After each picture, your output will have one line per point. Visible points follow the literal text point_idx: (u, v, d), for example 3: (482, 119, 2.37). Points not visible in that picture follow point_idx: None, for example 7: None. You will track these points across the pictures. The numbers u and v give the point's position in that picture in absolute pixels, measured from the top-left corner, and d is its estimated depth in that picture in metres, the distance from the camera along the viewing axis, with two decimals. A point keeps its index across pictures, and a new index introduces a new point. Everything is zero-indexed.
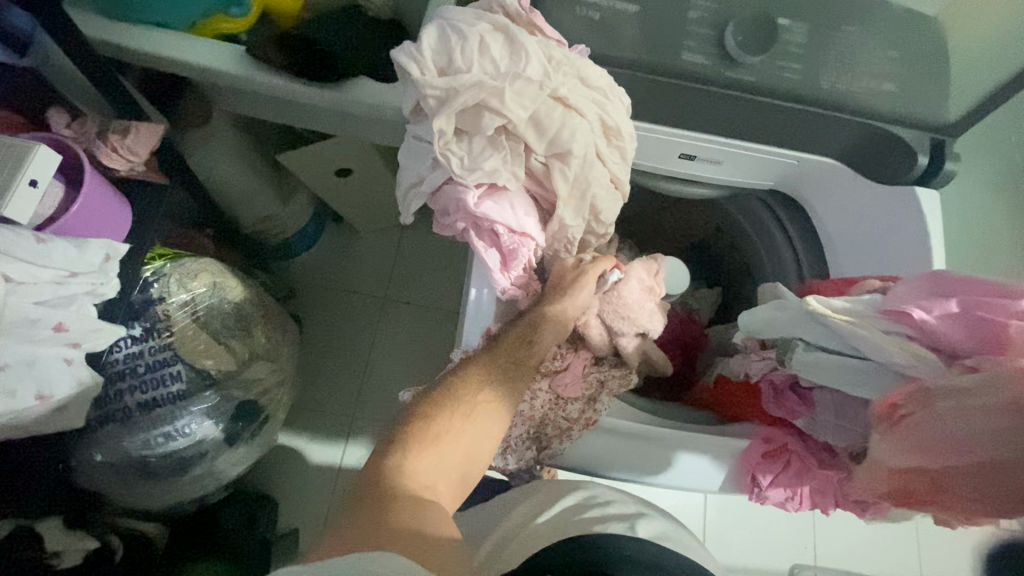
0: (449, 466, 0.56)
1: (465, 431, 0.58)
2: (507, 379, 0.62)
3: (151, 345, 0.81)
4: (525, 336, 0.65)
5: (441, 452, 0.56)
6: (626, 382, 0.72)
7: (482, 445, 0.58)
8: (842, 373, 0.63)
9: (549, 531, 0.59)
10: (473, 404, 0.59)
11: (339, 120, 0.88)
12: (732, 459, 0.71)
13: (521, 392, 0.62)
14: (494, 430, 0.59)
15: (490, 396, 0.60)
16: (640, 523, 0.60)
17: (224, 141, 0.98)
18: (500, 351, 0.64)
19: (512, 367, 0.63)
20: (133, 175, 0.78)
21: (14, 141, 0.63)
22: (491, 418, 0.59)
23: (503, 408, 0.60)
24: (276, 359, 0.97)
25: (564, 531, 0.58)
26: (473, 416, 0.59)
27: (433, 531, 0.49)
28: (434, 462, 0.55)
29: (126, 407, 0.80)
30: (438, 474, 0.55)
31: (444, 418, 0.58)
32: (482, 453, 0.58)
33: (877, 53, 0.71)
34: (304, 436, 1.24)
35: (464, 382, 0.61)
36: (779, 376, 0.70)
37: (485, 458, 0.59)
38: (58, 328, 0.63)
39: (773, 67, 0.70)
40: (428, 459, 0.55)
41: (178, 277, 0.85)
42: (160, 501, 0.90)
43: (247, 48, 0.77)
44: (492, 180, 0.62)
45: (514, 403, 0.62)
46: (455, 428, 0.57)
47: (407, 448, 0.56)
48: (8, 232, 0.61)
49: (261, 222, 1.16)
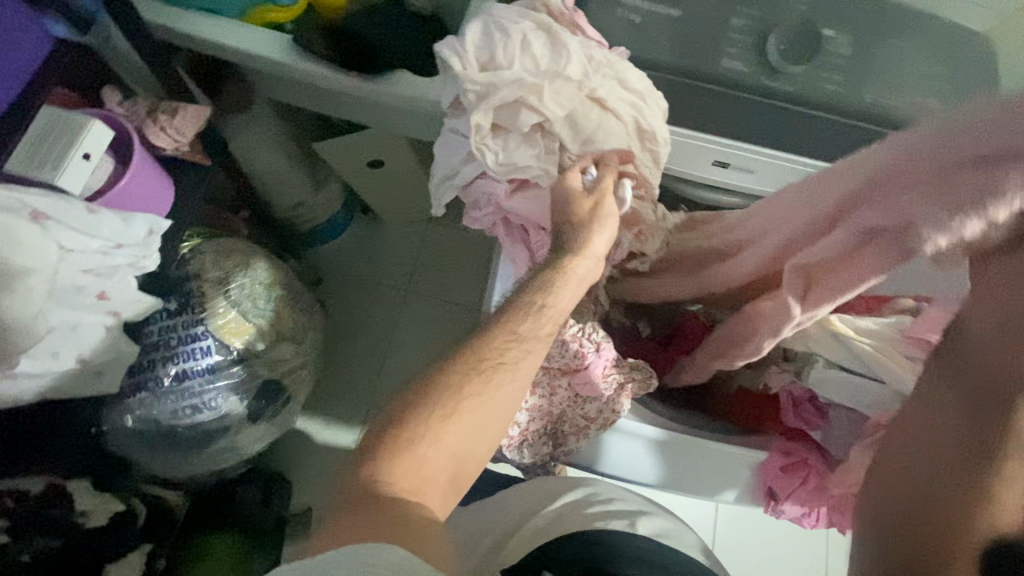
0: (431, 471, 0.54)
1: (450, 431, 0.55)
2: (495, 367, 0.58)
3: (184, 319, 0.84)
4: (536, 304, 0.60)
5: (420, 459, 0.54)
6: (646, 386, 0.67)
7: (475, 442, 0.57)
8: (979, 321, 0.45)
9: (548, 527, 0.60)
10: (459, 399, 0.56)
11: (376, 113, 0.90)
12: (749, 470, 0.73)
13: (527, 369, 0.58)
14: (493, 422, 0.58)
15: (479, 387, 0.57)
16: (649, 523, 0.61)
17: (264, 129, 1.02)
18: (490, 337, 0.59)
19: (512, 346, 0.58)
20: (178, 155, 0.83)
21: (71, 115, 0.66)
22: (485, 410, 0.56)
23: (494, 397, 0.57)
24: (302, 342, 0.99)
25: (562, 527, 0.60)
26: (457, 415, 0.55)
27: (421, 532, 0.49)
28: (422, 471, 0.53)
29: (158, 377, 0.82)
30: (425, 470, 0.54)
31: (419, 422, 0.54)
32: (471, 451, 0.57)
33: (920, 68, 0.70)
34: (322, 419, 1.26)
35: (477, 360, 0.58)
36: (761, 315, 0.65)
37: (478, 456, 0.58)
38: (102, 296, 0.66)
39: (814, 78, 0.70)
40: (405, 465, 0.53)
41: (213, 256, 0.89)
42: (185, 471, 0.93)
43: (294, 37, 0.79)
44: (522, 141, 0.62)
45: (513, 385, 0.58)
46: (433, 432, 0.54)
47: (385, 449, 0.54)
48: (61, 201, 0.61)
49: (293, 208, 1.19)
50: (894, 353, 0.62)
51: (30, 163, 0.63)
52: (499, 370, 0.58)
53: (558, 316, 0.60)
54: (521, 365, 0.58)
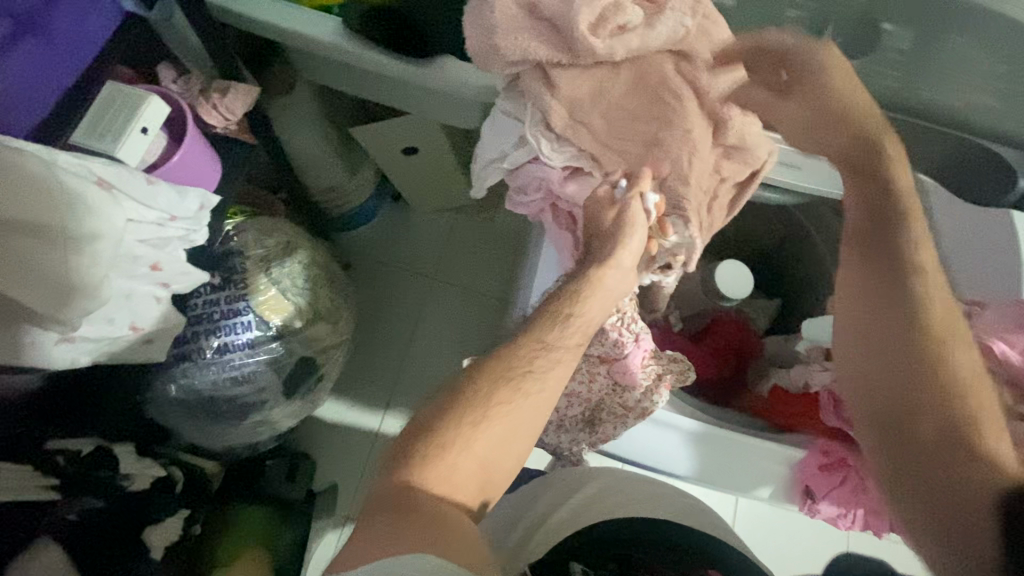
0: (461, 478, 0.53)
1: (479, 440, 0.54)
2: (531, 369, 0.57)
3: (227, 294, 0.86)
4: (562, 312, 0.59)
5: (450, 466, 0.52)
6: (682, 378, 0.68)
7: (508, 447, 0.55)
8: (877, 237, 0.63)
9: (577, 515, 0.60)
10: (487, 406, 0.55)
11: (419, 99, 0.91)
12: (786, 467, 0.71)
13: (559, 375, 0.58)
14: (527, 424, 0.56)
15: (507, 396, 0.56)
16: (665, 506, 0.61)
17: (305, 111, 1.04)
18: (524, 343, 0.59)
19: (539, 356, 0.58)
20: (227, 132, 0.84)
21: (130, 89, 0.68)
22: (512, 419, 0.55)
23: (522, 405, 0.56)
24: (337, 323, 1.01)
25: (591, 514, 0.60)
26: (487, 422, 0.54)
27: (461, 531, 0.48)
28: (452, 470, 0.52)
29: (201, 349, 0.84)
30: (459, 470, 0.53)
31: (448, 427, 0.54)
32: (500, 459, 0.55)
33: (979, 68, 0.70)
34: (349, 400, 1.28)
35: (514, 350, 0.58)
36: (733, 168, 0.65)
37: (509, 461, 0.56)
38: (154, 266, 0.67)
39: (871, 73, 0.69)
40: (435, 472, 0.52)
41: (257, 232, 0.92)
42: (221, 443, 0.96)
43: (344, 21, 0.79)
44: (530, 55, 0.57)
45: (543, 397, 0.57)
46: (463, 437, 0.53)
47: (424, 449, 0.53)
48: (125, 172, 0.63)
49: (328, 192, 1.21)
50: None
51: (92, 134, 0.65)
52: (525, 379, 0.57)
53: (603, 305, 0.60)
54: (550, 373, 0.57)
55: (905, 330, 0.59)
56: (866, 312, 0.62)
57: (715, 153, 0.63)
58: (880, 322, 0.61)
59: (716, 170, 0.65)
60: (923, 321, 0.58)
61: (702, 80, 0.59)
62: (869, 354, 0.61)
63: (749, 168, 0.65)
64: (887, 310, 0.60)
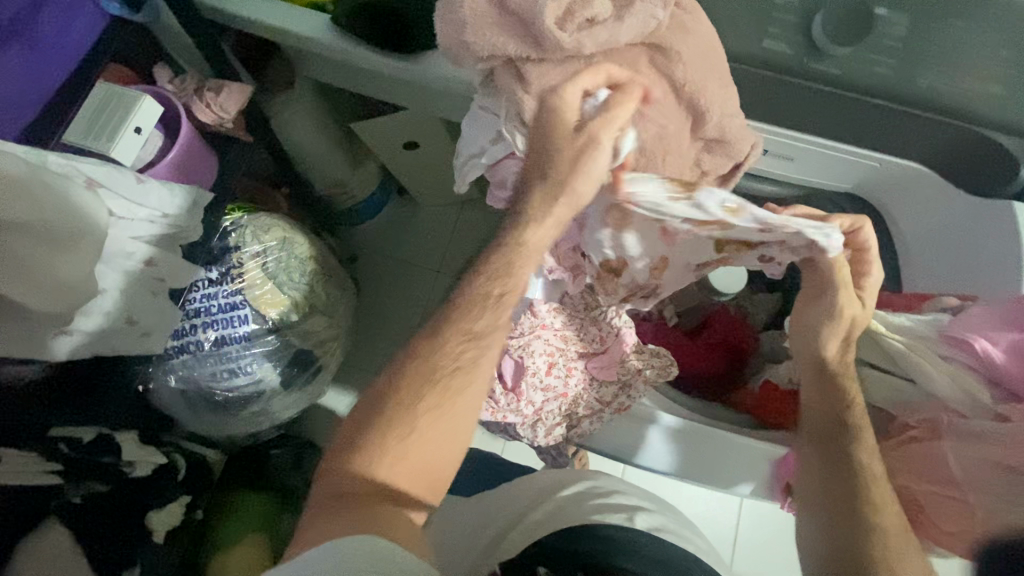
0: (398, 472, 0.57)
1: (413, 442, 0.58)
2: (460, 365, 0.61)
3: (224, 288, 0.89)
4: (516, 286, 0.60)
5: (386, 467, 0.57)
6: (665, 372, 0.73)
7: (447, 446, 0.60)
8: (825, 433, 0.66)
9: (548, 519, 0.60)
10: (415, 411, 0.59)
11: (413, 93, 0.91)
12: (768, 465, 0.74)
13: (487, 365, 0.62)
14: (460, 423, 0.61)
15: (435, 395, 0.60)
16: (641, 515, 0.60)
17: (305, 108, 1.04)
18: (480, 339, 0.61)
19: (468, 347, 0.61)
20: (223, 131, 0.86)
21: (122, 90, 0.70)
22: (443, 417, 0.59)
23: (461, 398, 0.60)
24: (334, 316, 1.04)
25: (565, 518, 0.59)
26: (418, 423, 0.58)
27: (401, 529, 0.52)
28: (393, 469, 0.57)
29: (199, 341, 0.87)
30: (405, 465, 0.57)
31: (381, 429, 0.58)
32: (441, 455, 0.59)
33: (985, 50, 0.65)
34: (353, 392, 1.31)
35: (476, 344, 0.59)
36: (714, 162, 0.64)
37: (449, 462, 0.61)
38: (148, 262, 0.69)
39: (864, 60, 0.66)
40: (374, 473, 0.56)
41: (253, 230, 0.93)
42: (223, 432, 0.99)
43: (331, 18, 0.79)
44: (499, 52, 0.57)
45: (473, 390, 0.61)
46: (395, 441, 0.57)
47: (365, 452, 0.57)
48: (115, 170, 0.65)
49: (331, 187, 1.23)
50: (929, 353, 0.64)
51: (88, 135, 0.67)
52: (456, 376, 0.60)
53: None
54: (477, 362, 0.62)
55: (852, 523, 0.62)
56: (822, 491, 0.66)
57: (695, 146, 0.63)
58: (836, 521, 0.64)
59: (696, 163, 0.64)
60: (874, 520, 0.61)
61: (678, 73, 0.58)
62: (825, 532, 0.64)
63: (731, 160, 0.64)
64: (840, 503, 0.63)
